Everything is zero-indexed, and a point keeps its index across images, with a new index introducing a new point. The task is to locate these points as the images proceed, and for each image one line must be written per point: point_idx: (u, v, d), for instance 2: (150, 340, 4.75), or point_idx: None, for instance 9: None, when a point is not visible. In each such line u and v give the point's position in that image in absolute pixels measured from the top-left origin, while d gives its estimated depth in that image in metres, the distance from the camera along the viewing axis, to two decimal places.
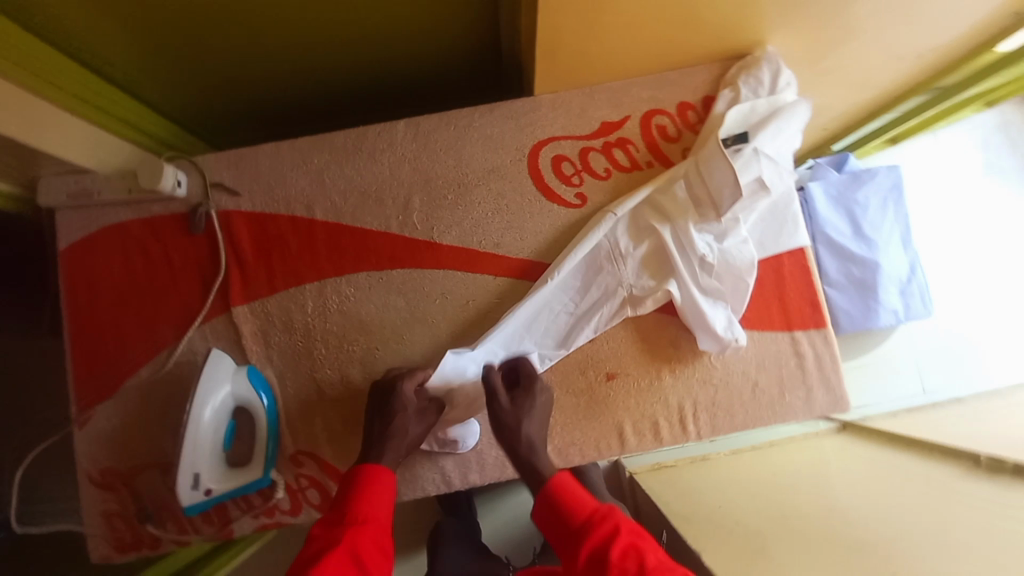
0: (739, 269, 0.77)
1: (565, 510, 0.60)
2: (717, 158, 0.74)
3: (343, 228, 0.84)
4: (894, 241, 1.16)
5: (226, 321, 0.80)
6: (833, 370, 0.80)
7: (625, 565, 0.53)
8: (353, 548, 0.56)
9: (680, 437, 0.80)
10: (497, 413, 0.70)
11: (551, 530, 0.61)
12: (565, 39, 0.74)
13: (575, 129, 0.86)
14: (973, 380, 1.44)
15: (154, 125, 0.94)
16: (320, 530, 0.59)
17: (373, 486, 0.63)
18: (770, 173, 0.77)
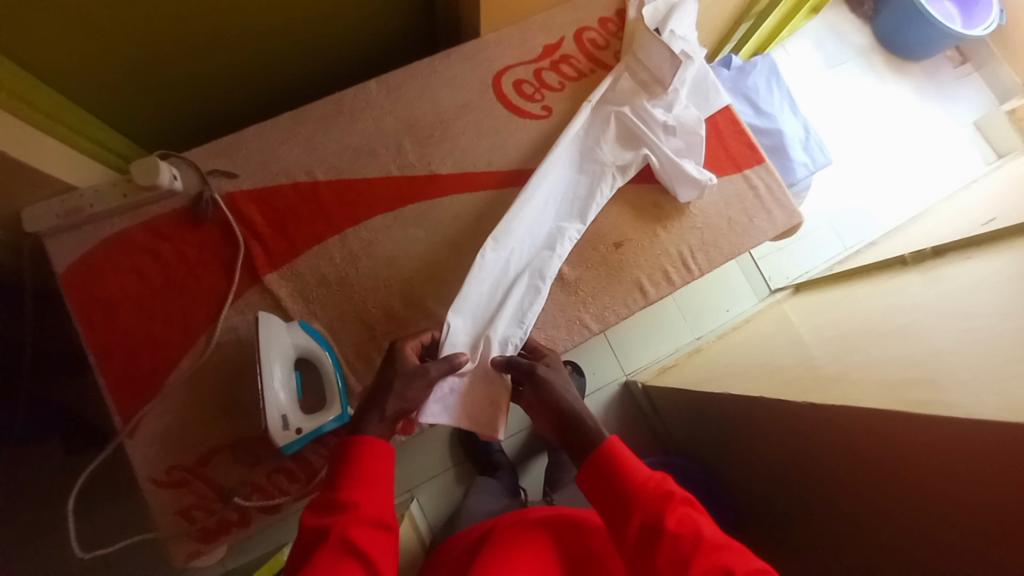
0: (691, 124, 0.93)
1: (622, 475, 0.65)
2: (650, 42, 0.93)
3: (347, 182, 0.90)
4: (786, 110, 1.43)
5: (260, 292, 0.83)
6: (781, 191, 0.99)
7: (679, 532, 0.59)
8: (342, 536, 0.57)
9: (686, 275, 0.94)
10: (540, 378, 0.76)
11: (601, 489, 0.66)
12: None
13: (524, 57, 1.00)
14: (867, 225, 1.82)
15: (121, 146, 0.96)
16: (312, 517, 0.60)
17: (367, 465, 0.62)
18: (688, 49, 0.96)
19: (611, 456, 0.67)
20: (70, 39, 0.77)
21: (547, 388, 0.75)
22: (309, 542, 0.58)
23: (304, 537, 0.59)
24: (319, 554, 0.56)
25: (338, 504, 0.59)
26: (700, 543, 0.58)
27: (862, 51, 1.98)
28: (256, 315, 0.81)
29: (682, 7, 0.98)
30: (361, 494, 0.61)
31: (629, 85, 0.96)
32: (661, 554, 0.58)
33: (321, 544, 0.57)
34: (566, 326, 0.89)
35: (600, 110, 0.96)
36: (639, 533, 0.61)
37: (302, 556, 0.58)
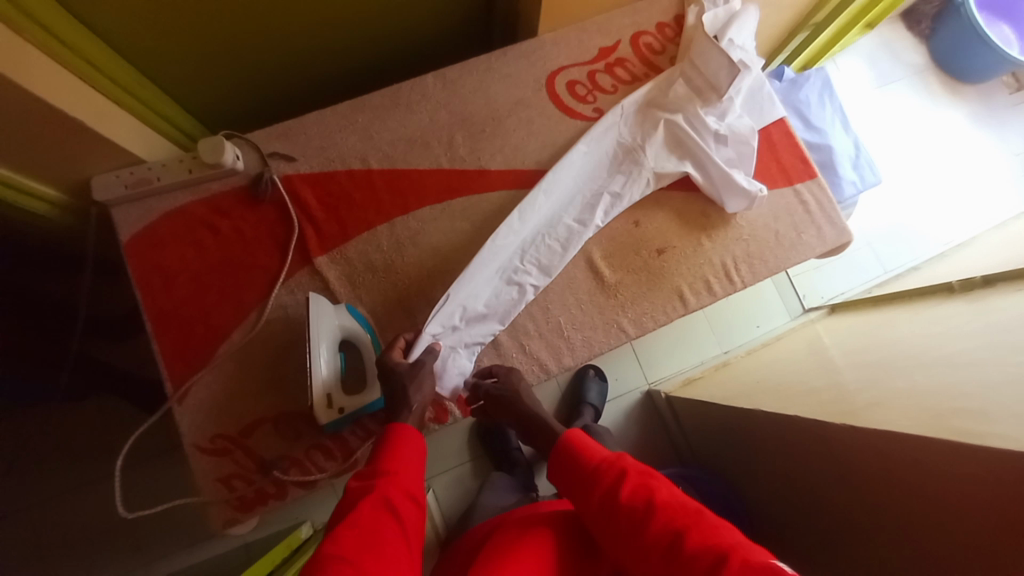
0: (743, 135, 0.92)
1: (581, 458, 0.73)
2: (709, 48, 0.91)
3: (398, 172, 0.92)
4: (836, 125, 1.39)
5: (311, 273, 0.86)
6: (832, 208, 0.97)
7: (634, 500, 0.64)
8: (385, 495, 0.62)
9: (729, 287, 0.92)
10: (492, 394, 0.83)
11: (566, 473, 0.73)
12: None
13: (578, 58, 1.00)
14: (910, 250, 1.77)
15: (187, 124, 1.00)
16: (354, 484, 0.64)
17: (402, 444, 0.68)
18: (746, 58, 0.94)
19: (570, 445, 0.75)
20: (151, 20, 0.81)
21: (504, 399, 0.83)
22: (351, 502, 0.63)
23: (346, 499, 0.63)
24: (362, 507, 0.61)
25: (380, 469, 0.65)
26: (654, 505, 0.62)
27: (916, 70, 1.91)
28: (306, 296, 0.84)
29: (740, 16, 0.97)
30: (397, 467, 0.66)
31: (683, 90, 0.95)
32: (619, 520, 0.64)
33: (363, 501, 0.61)
34: (604, 329, 0.89)
35: (649, 115, 0.95)
36: (600, 506, 0.66)
37: (341, 513, 0.62)
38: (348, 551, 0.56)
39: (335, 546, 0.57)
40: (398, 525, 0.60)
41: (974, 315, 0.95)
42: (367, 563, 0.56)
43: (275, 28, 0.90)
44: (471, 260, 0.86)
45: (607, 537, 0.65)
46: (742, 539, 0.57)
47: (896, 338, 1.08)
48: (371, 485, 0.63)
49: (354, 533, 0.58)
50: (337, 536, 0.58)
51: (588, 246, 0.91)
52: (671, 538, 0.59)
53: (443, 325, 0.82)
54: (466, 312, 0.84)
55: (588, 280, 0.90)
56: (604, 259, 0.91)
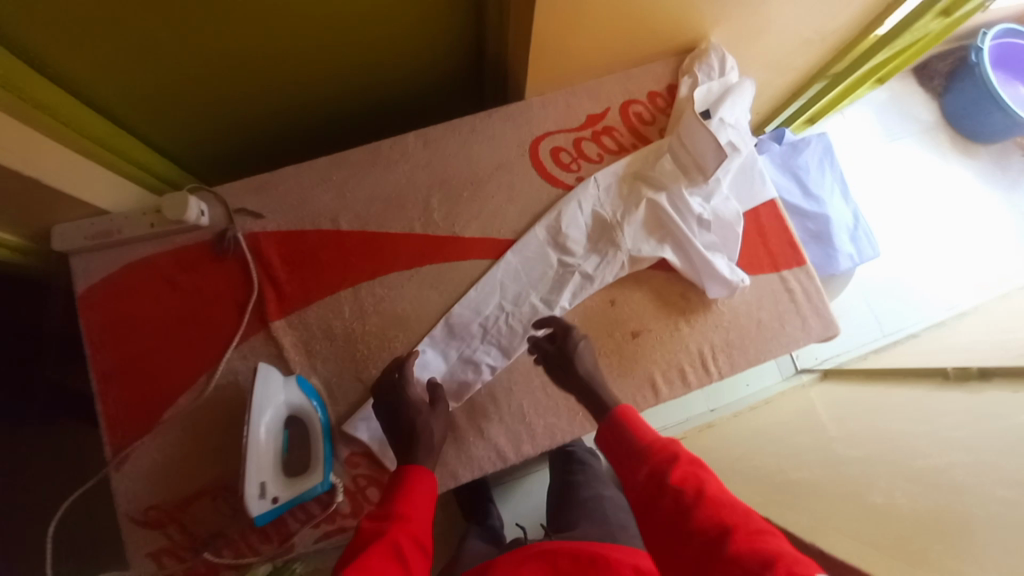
0: (729, 221, 0.89)
1: (632, 435, 0.69)
2: (698, 127, 0.87)
3: (368, 234, 0.88)
4: (835, 194, 1.35)
5: (265, 337, 0.83)
6: (819, 299, 0.93)
7: (682, 489, 0.60)
8: (395, 541, 0.59)
9: (705, 378, 0.88)
10: (550, 357, 0.80)
11: (615, 443, 0.70)
12: (551, 47, 0.86)
13: (566, 124, 0.97)
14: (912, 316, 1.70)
15: (166, 168, 0.98)
16: (367, 524, 0.62)
17: (415, 488, 0.66)
18: (737, 138, 0.91)
19: (621, 420, 0.71)
20: (117, 67, 0.78)
21: (566, 356, 0.78)
22: (360, 543, 0.60)
23: (356, 541, 0.61)
24: (372, 552, 0.58)
25: (394, 512, 0.63)
26: (704, 496, 0.58)
27: (925, 128, 1.87)
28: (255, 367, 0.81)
29: (732, 95, 0.94)
30: (410, 510, 0.63)
31: (670, 166, 0.91)
32: (662, 505, 0.60)
33: (373, 544, 0.59)
34: (569, 416, 0.84)
35: (632, 191, 0.92)
36: (646, 481, 0.64)
37: (349, 554, 0.59)
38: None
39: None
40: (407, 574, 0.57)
41: (957, 400, 0.91)
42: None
43: (252, 76, 0.88)
44: (425, 335, 0.85)
45: (646, 518, 0.61)
46: (789, 548, 0.53)
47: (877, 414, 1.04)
48: (383, 529, 0.61)
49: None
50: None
51: None
52: (715, 534, 0.55)
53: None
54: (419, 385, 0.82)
55: None
56: None
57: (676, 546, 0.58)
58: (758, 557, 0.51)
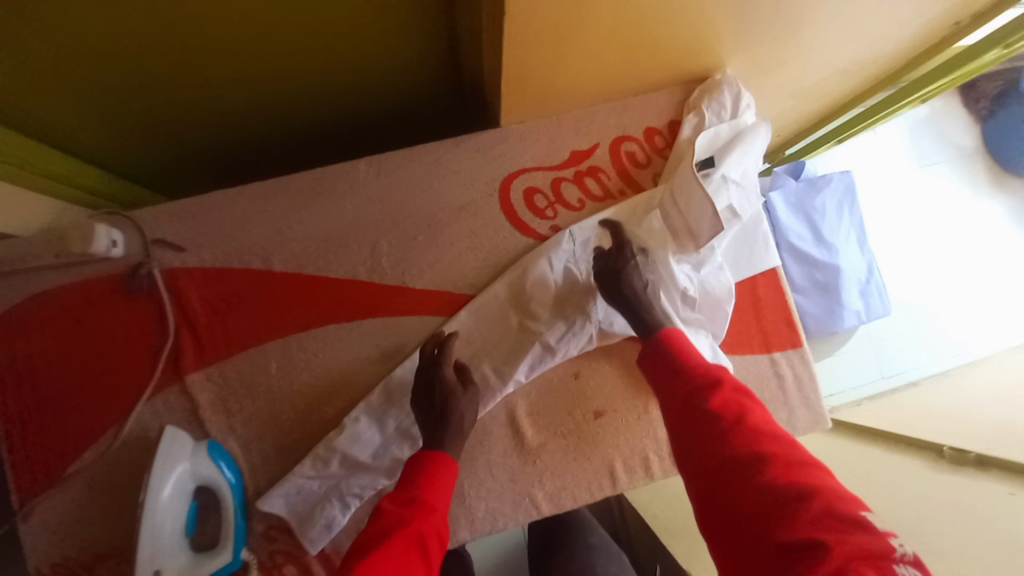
0: (716, 298, 0.78)
1: (680, 358, 0.66)
2: (693, 186, 0.73)
3: (304, 279, 0.78)
4: (851, 244, 1.20)
5: (180, 391, 0.76)
6: (811, 389, 0.82)
7: (722, 412, 0.58)
8: (422, 532, 0.56)
9: (670, 469, 0.81)
10: (614, 271, 0.74)
11: (659, 368, 0.68)
12: (530, 77, 0.71)
13: (545, 161, 0.84)
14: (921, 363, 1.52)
15: (91, 179, 0.85)
16: (389, 507, 0.59)
17: (439, 473, 0.63)
18: (739, 201, 0.79)
19: (670, 344, 0.68)
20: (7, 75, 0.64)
21: (623, 270, 0.74)
22: (381, 528, 0.56)
23: (378, 525, 0.57)
24: (395, 539, 0.55)
25: (417, 499, 0.60)
26: (744, 424, 0.56)
27: (964, 154, 1.68)
28: (162, 428, 0.74)
29: (741, 145, 0.80)
30: (433, 498, 0.60)
31: (658, 226, 0.79)
32: (695, 432, 0.59)
33: (396, 531, 0.55)
34: (514, 502, 0.77)
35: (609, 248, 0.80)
36: (687, 401, 0.62)
37: (366, 539, 0.55)
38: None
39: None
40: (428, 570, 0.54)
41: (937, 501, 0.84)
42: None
43: (178, 89, 0.73)
44: (359, 402, 0.77)
45: (681, 441, 0.60)
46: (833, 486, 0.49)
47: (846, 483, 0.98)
48: (406, 515, 0.57)
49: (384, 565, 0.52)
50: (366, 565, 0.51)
51: (513, 398, 0.79)
52: (747, 460, 0.53)
53: (316, 470, 0.74)
54: (347, 458, 0.75)
55: (506, 439, 0.79)
56: (528, 415, 0.79)
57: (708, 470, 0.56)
58: (794, 489, 0.49)
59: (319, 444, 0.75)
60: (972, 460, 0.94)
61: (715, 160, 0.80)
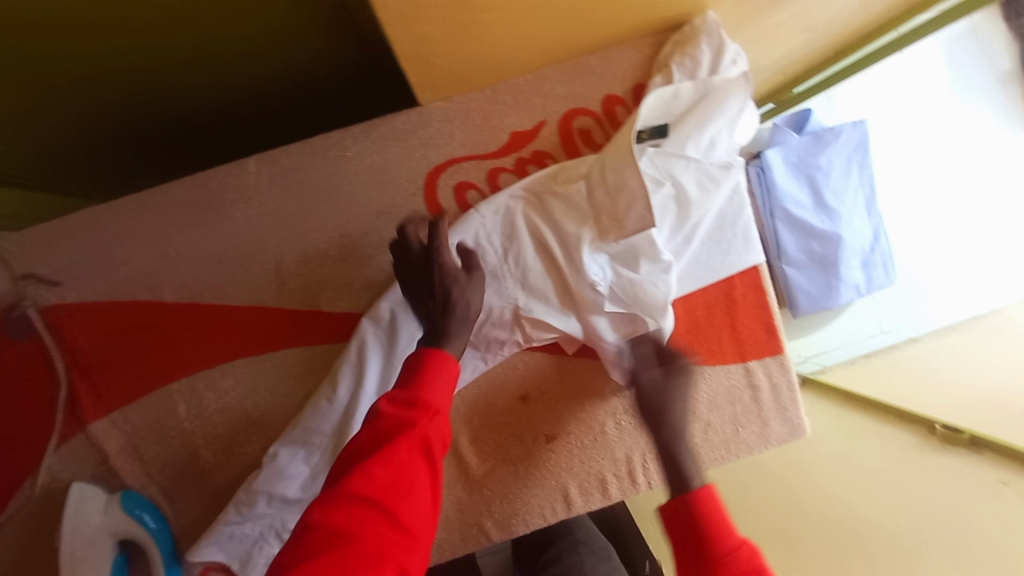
0: (651, 301, 0.66)
1: (712, 535, 0.49)
2: (629, 168, 0.62)
3: (201, 310, 0.69)
4: (857, 209, 1.04)
5: (87, 441, 0.71)
6: (789, 400, 0.74)
7: None
8: (426, 436, 0.49)
9: (629, 489, 0.74)
10: (641, 386, 0.60)
11: (684, 530, 0.51)
12: (435, 45, 0.55)
13: (477, 149, 0.68)
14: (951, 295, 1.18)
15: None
16: (388, 408, 0.51)
17: (436, 374, 0.53)
18: (695, 183, 0.66)
19: (707, 511, 0.51)
20: None
21: (661, 395, 0.59)
22: (380, 431, 0.49)
23: (376, 427, 0.49)
24: (394, 446, 0.48)
25: (419, 400, 0.51)
26: None
27: None
28: (69, 487, 0.69)
29: (706, 111, 0.65)
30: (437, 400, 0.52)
31: (580, 203, 0.66)
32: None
33: (397, 434, 0.48)
34: (461, 530, 0.73)
35: (535, 229, 0.68)
36: None
37: (362, 443, 0.49)
38: (377, 492, 0.45)
39: (366, 488, 0.45)
40: (435, 472, 0.48)
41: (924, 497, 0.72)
42: (402, 515, 0.45)
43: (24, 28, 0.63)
44: (276, 442, 0.69)
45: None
46: None
47: (835, 458, 0.88)
48: (408, 417, 0.49)
49: (384, 471, 0.46)
50: (367, 473, 0.46)
51: (454, 426, 0.72)
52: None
53: (242, 515, 0.69)
54: (273, 498, 0.69)
55: (450, 468, 0.72)
56: (472, 443, 0.72)
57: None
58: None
59: (242, 488, 0.70)
60: (968, 441, 0.76)
61: (669, 128, 0.66)
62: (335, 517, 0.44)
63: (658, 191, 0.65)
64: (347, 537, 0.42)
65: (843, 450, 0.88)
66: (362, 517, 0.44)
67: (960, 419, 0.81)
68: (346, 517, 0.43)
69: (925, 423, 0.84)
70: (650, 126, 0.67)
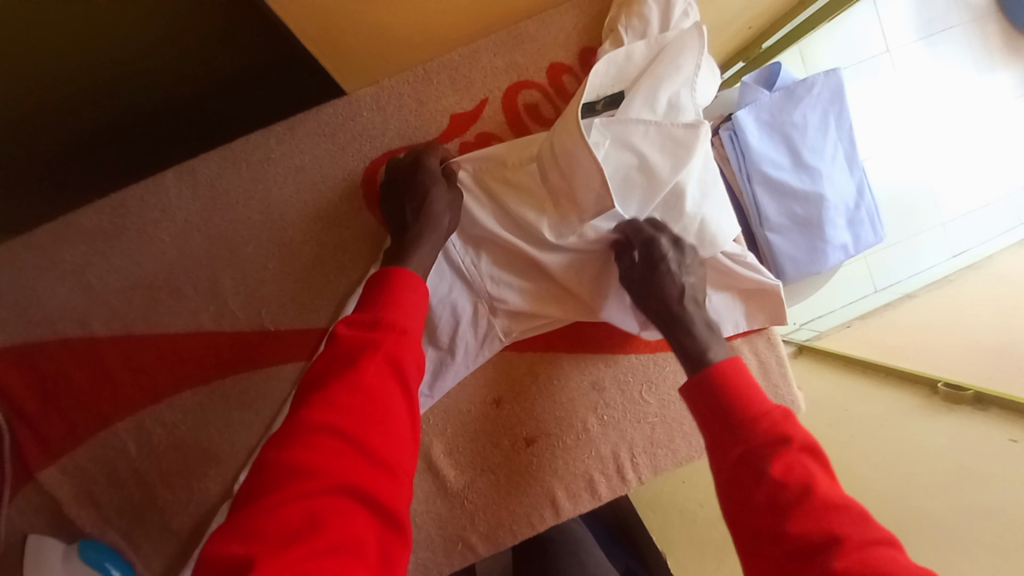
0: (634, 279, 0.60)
1: (739, 402, 0.48)
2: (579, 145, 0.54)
3: (137, 340, 0.64)
4: (839, 163, 0.98)
5: (35, 493, 0.65)
6: (780, 375, 0.70)
7: (789, 480, 0.43)
8: (395, 357, 0.47)
9: (620, 487, 0.68)
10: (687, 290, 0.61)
11: (710, 405, 0.50)
12: (334, 19, 0.51)
13: (416, 137, 0.64)
14: (952, 242, 1.12)
15: None
16: (347, 331, 0.48)
17: (400, 291, 0.50)
18: (659, 148, 0.58)
19: (728, 380, 0.50)
20: None
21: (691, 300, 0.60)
22: (340, 355, 0.46)
23: (337, 350, 0.47)
24: (361, 368, 0.45)
25: (382, 321, 0.48)
26: (814, 496, 0.42)
27: None
28: (23, 540, 0.63)
29: (658, 69, 0.59)
30: (402, 320, 0.49)
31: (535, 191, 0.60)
32: (756, 517, 0.44)
33: (363, 358, 0.46)
34: (445, 549, 0.67)
35: (482, 219, 0.62)
36: (740, 467, 0.46)
37: (322, 370, 0.46)
38: (347, 421, 0.43)
39: (331, 415, 0.43)
40: (407, 396, 0.46)
41: (929, 457, 0.66)
42: (373, 437, 0.43)
43: None
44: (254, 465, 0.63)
45: (737, 507, 0.45)
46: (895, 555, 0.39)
47: (840, 427, 0.82)
48: (370, 339, 0.47)
49: (354, 397, 0.44)
50: (331, 400, 0.43)
51: (426, 438, 0.67)
52: (825, 554, 0.39)
53: None
54: None
55: (426, 483, 0.67)
56: (448, 454, 0.67)
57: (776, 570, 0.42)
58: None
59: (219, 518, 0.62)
60: (972, 399, 0.72)
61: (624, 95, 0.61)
62: (299, 448, 0.41)
63: (615, 162, 0.59)
64: (319, 467, 0.40)
65: (847, 418, 0.82)
66: (329, 440, 0.42)
67: (962, 373, 0.78)
68: (312, 453, 0.41)
69: (927, 382, 0.80)
70: (603, 97, 0.63)
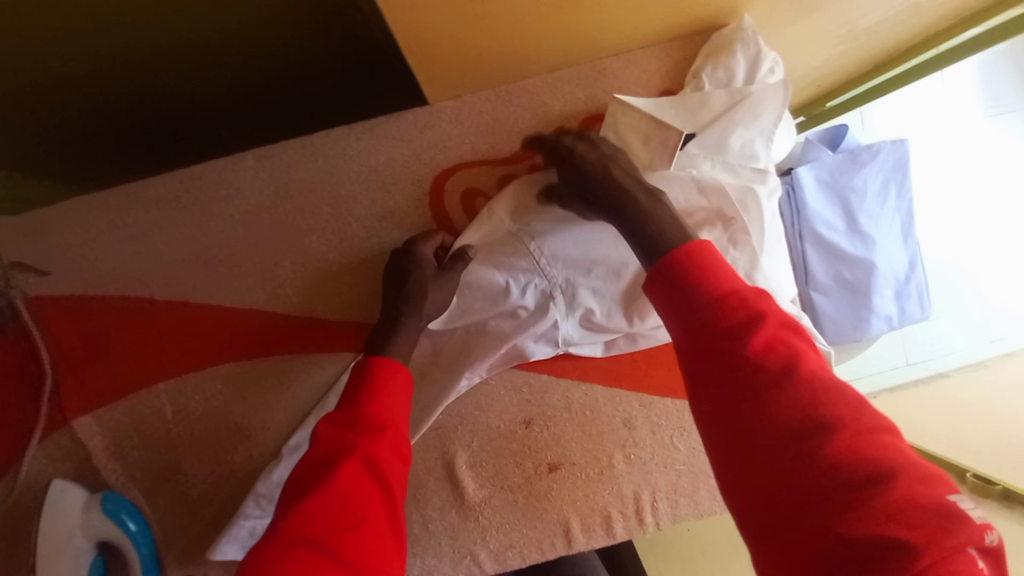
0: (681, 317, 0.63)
1: (707, 286, 0.42)
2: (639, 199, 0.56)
3: (191, 309, 0.66)
4: (894, 234, 0.96)
5: (69, 439, 0.67)
6: None
7: (767, 358, 0.39)
8: (374, 458, 0.48)
9: (636, 529, 0.68)
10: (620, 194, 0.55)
11: (677, 295, 0.44)
12: (435, 33, 0.53)
13: (488, 154, 0.65)
14: None
15: None
16: (326, 434, 0.49)
17: (383, 391, 0.52)
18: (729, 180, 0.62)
19: (694, 260, 0.44)
20: None
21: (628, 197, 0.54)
22: (320, 458, 0.48)
23: (315, 456, 0.48)
24: (340, 471, 0.47)
25: (363, 422, 0.50)
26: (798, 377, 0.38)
27: None
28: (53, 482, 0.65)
29: (737, 116, 0.60)
30: (383, 420, 0.50)
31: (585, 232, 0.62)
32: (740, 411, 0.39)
33: (341, 461, 0.47)
34: (452, 560, 0.67)
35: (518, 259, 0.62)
36: (715, 357, 0.41)
37: (303, 474, 0.48)
38: (322, 530, 0.43)
39: (307, 523, 0.44)
40: (385, 498, 0.47)
41: None
42: (348, 544, 0.43)
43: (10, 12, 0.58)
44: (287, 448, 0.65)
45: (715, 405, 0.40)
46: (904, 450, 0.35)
47: None
48: (350, 441, 0.48)
49: (332, 501, 0.45)
50: (307, 509, 0.44)
51: (453, 447, 0.67)
52: (818, 439, 0.36)
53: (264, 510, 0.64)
54: None
55: (445, 492, 0.67)
56: (470, 467, 0.67)
57: (758, 459, 0.38)
58: (884, 484, 0.33)
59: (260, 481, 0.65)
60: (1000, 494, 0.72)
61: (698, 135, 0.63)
62: (278, 555, 0.42)
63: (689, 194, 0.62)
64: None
65: None
66: (307, 549, 0.42)
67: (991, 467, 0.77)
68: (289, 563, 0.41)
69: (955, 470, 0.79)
70: None
